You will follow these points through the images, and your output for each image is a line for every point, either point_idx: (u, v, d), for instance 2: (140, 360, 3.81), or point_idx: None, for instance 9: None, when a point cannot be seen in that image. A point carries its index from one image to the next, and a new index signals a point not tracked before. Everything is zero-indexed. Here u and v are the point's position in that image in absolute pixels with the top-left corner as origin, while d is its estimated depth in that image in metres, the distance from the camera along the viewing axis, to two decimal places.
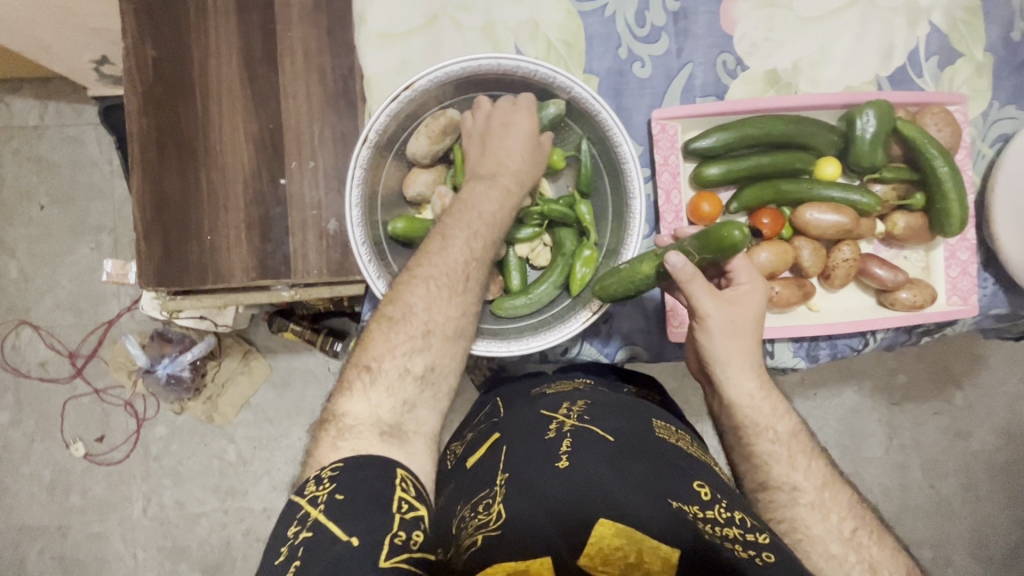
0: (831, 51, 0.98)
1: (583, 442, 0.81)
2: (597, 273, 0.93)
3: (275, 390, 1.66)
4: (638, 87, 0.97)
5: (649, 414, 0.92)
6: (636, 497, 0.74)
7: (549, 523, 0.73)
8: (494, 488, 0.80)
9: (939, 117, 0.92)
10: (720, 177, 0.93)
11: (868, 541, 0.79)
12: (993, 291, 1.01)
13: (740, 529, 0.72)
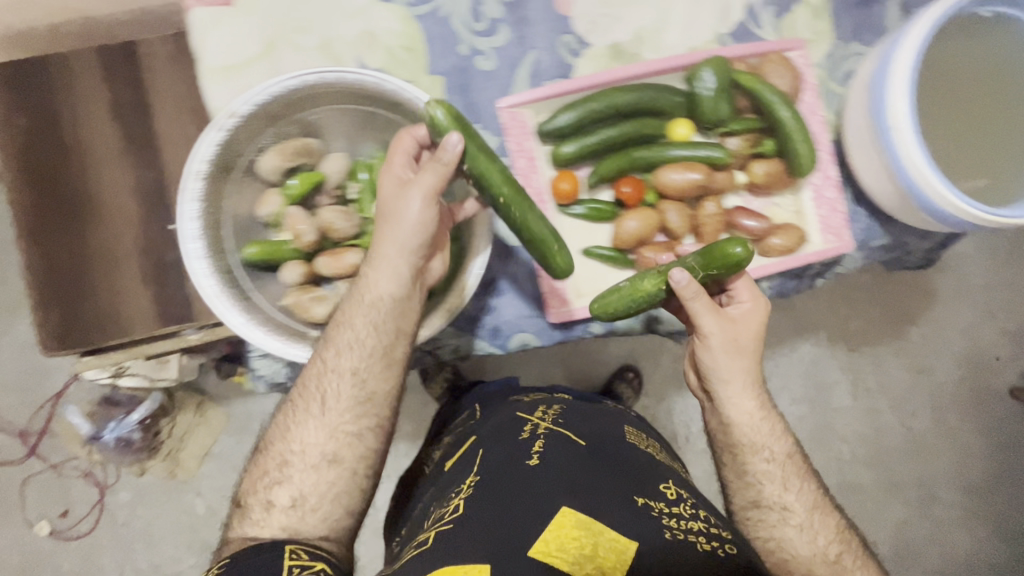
0: (670, 17, 1.02)
1: (556, 444, 0.92)
2: (460, 268, 0.97)
3: (235, 437, 1.64)
4: (484, 79, 1.00)
5: (624, 422, 1.05)
6: (606, 496, 0.83)
7: (517, 518, 0.80)
8: (466, 483, 0.88)
9: (779, 64, 0.95)
10: (577, 154, 0.95)
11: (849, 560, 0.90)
12: (868, 225, 1.03)
13: (703, 526, 0.83)
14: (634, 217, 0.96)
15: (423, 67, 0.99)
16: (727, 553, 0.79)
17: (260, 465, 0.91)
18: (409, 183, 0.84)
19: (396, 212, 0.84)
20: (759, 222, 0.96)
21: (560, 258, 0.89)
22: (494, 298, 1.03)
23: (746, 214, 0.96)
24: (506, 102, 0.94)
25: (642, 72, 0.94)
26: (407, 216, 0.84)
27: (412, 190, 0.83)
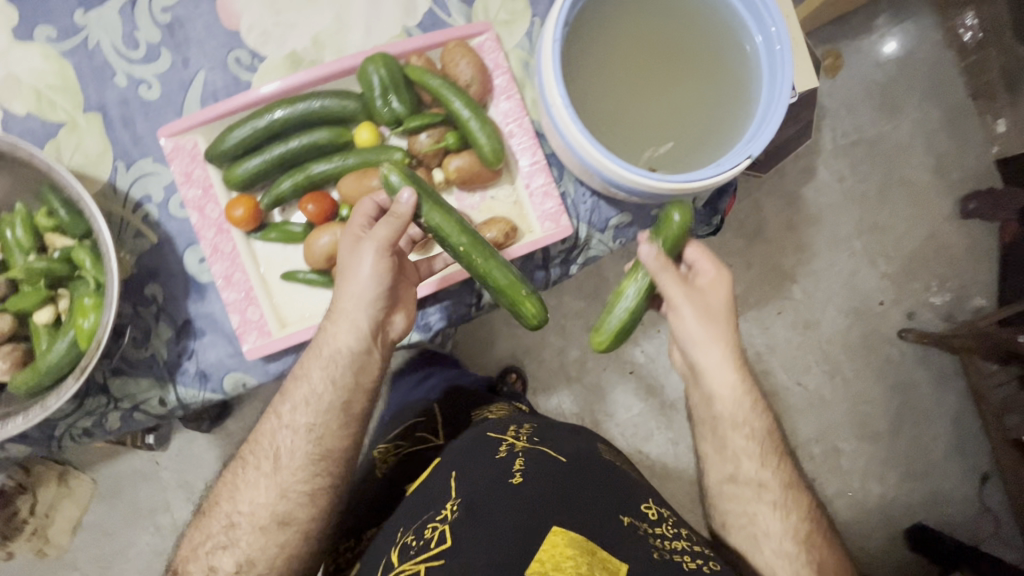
0: (352, 17, 0.73)
1: (537, 465, 0.75)
2: (55, 346, 0.61)
3: (104, 504, 1.33)
4: (144, 117, 0.70)
5: (593, 436, 0.87)
6: (590, 513, 0.68)
7: (524, 537, 0.64)
8: (444, 509, 0.71)
9: (462, 56, 0.70)
10: (255, 177, 0.69)
11: (817, 542, 0.75)
12: (593, 204, 0.76)
13: (685, 541, 0.70)
14: (330, 231, 0.69)
15: (78, 105, 0.69)
16: (713, 568, 0.65)
17: (203, 528, 0.73)
18: (363, 236, 0.66)
19: (348, 271, 0.67)
20: None
21: (530, 305, 0.68)
22: (192, 338, 0.70)
23: None
24: (166, 130, 0.67)
25: (314, 78, 0.69)
26: (358, 276, 0.66)
27: (367, 250, 0.65)
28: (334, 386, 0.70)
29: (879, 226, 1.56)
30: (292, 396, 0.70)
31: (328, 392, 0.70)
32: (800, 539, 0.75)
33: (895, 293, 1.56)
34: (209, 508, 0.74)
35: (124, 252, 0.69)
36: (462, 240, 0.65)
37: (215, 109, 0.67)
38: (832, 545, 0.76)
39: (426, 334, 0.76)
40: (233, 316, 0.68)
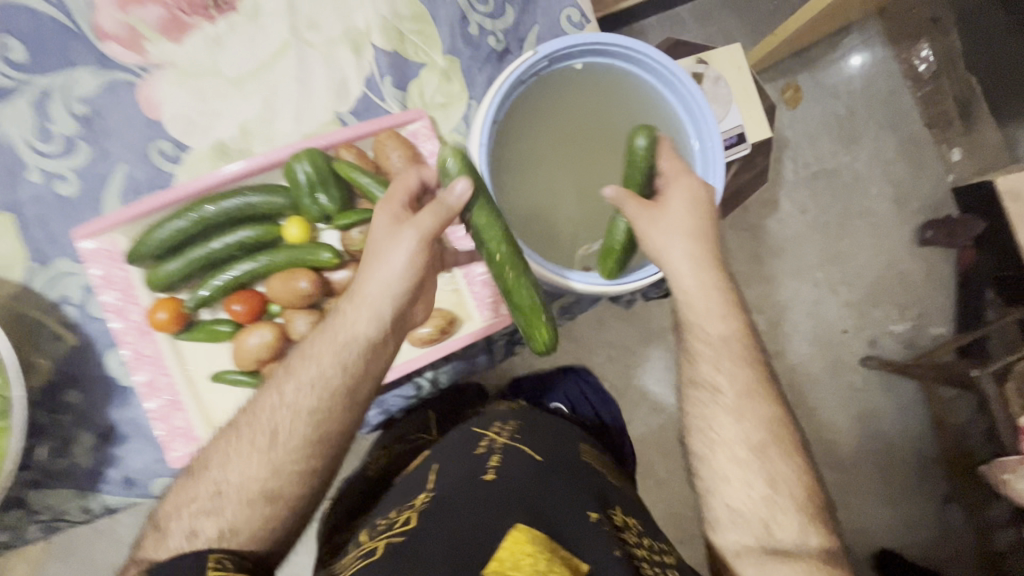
0: (281, 103, 0.71)
1: (514, 459, 0.62)
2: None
3: None
4: (61, 213, 0.67)
5: (574, 434, 0.71)
6: (557, 505, 0.56)
7: (487, 530, 0.52)
8: (415, 501, 0.58)
9: (395, 147, 0.68)
10: (176, 277, 0.65)
11: (776, 454, 0.60)
12: None
13: (650, 551, 0.56)
14: (261, 330, 0.66)
15: None
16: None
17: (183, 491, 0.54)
18: (405, 220, 0.58)
19: (378, 255, 0.57)
20: None
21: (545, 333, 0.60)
22: (116, 442, 0.67)
23: None
24: (82, 232, 0.64)
25: (242, 172, 0.66)
26: (390, 264, 0.57)
27: (407, 235, 0.56)
28: (348, 372, 0.56)
29: (837, 252, 1.27)
30: (295, 373, 0.55)
31: (338, 375, 0.56)
32: (755, 446, 0.60)
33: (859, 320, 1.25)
34: (198, 466, 0.56)
35: (41, 357, 0.65)
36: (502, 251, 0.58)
37: (138, 208, 0.64)
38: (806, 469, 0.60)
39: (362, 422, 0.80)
40: (157, 425, 0.66)
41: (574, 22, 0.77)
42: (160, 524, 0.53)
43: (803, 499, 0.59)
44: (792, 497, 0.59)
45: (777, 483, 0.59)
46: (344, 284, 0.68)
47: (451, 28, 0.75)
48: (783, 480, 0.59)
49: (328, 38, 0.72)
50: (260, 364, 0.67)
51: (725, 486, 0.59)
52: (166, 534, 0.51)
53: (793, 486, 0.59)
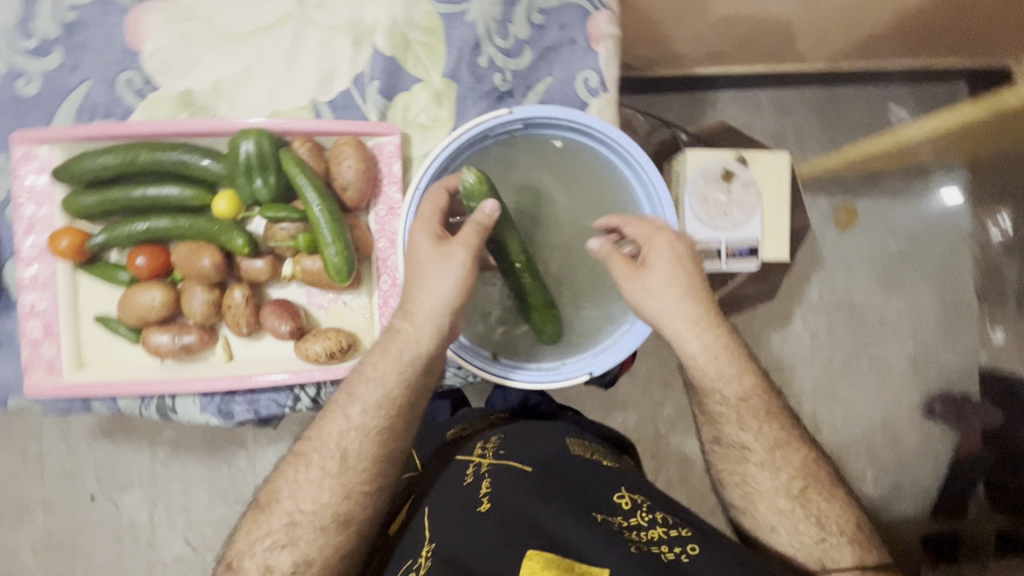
0: (265, 73, 0.69)
1: (503, 480, 0.58)
2: None
3: None
4: (14, 111, 0.66)
5: (560, 430, 0.68)
6: (557, 512, 0.53)
7: (499, 561, 0.50)
8: (419, 559, 0.54)
9: (350, 156, 0.65)
10: (95, 210, 0.64)
11: (817, 496, 0.58)
12: None
13: (663, 528, 0.52)
14: (154, 289, 0.65)
15: None
16: (695, 555, 0.49)
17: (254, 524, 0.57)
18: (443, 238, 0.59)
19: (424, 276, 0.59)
20: (289, 323, 0.66)
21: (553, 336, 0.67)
22: None
23: (280, 311, 0.66)
24: (19, 136, 0.63)
25: (191, 130, 0.64)
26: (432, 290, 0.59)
27: (457, 258, 0.58)
28: (403, 388, 0.60)
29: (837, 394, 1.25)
30: (358, 392, 0.59)
31: (402, 394, 0.60)
32: (795, 494, 0.58)
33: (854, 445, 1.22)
34: (265, 498, 0.59)
35: None
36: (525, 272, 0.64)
37: (78, 132, 0.63)
38: (846, 504, 0.58)
39: (225, 421, 0.69)
40: (24, 346, 0.64)
41: (590, 87, 0.72)
42: (235, 562, 0.56)
43: (850, 530, 0.56)
44: (845, 533, 0.56)
45: (825, 523, 0.56)
46: (253, 274, 0.66)
47: (459, 52, 0.70)
48: (830, 520, 0.57)
49: (331, 22, 0.69)
50: (144, 323, 0.66)
51: (769, 534, 0.57)
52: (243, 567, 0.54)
53: (839, 522, 0.57)
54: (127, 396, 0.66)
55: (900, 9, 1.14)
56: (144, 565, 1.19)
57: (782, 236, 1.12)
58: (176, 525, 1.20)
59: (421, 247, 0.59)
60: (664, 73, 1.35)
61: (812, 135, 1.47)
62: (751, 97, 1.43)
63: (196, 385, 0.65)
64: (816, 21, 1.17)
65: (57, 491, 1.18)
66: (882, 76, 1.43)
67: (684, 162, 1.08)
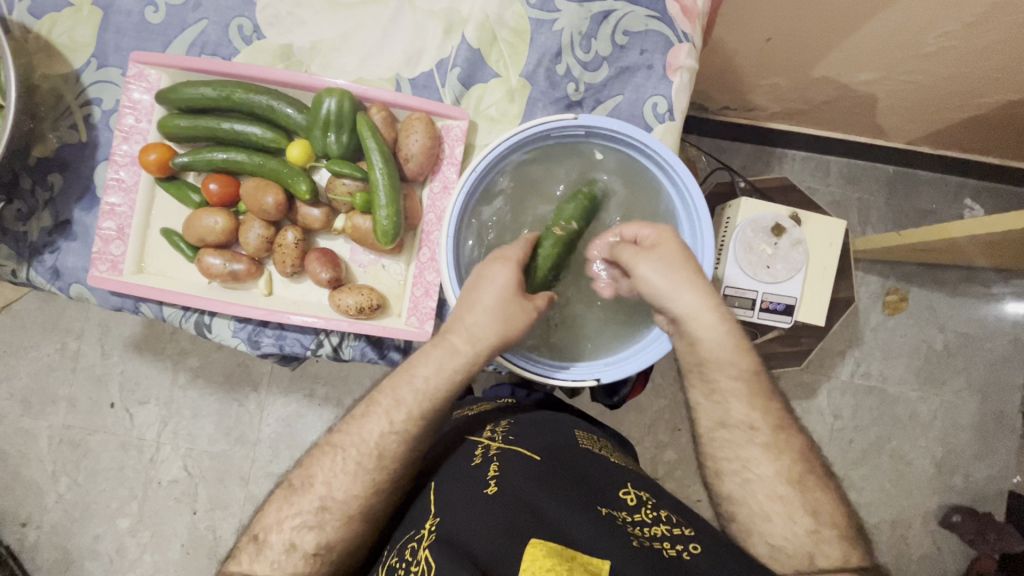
0: (359, 42, 0.74)
1: (512, 464, 0.61)
2: None
3: (7, 360, 1.26)
4: (136, 33, 0.73)
5: (569, 423, 0.71)
6: (562, 504, 0.56)
7: (503, 548, 0.52)
8: (423, 531, 0.57)
9: (419, 131, 0.69)
10: (185, 134, 0.71)
11: (814, 484, 0.60)
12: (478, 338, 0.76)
13: (666, 526, 0.55)
14: (218, 215, 0.71)
15: None
16: (697, 554, 0.52)
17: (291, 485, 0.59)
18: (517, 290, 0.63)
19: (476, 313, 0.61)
20: (329, 272, 0.70)
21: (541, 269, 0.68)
22: (64, 235, 0.73)
23: (323, 259, 0.70)
24: (136, 56, 0.70)
25: (283, 80, 0.70)
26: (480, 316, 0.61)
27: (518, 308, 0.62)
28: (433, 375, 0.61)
29: (850, 479, 1.37)
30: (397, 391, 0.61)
31: (441, 387, 0.61)
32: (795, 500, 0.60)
33: (877, 522, 1.36)
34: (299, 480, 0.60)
35: (52, 134, 0.73)
36: (547, 242, 0.68)
37: (187, 61, 0.69)
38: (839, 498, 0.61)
39: (252, 350, 0.74)
40: (96, 240, 0.70)
41: (658, 112, 0.74)
42: (259, 533, 0.57)
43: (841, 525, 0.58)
44: (837, 526, 0.58)
45: (820, 515, 0.58)
46: (308, 221, 0.72)
47: (540, 57, 0.74)
48: (825, 511, 0.59)
49: (430, 8, 0.74)
50: (203, 243, 0.72)
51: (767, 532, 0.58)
52: (267, 543, 0.56)
53: (833, 514, 0.59)
54: (173, 305, 0.71)
55: (988, 104, 1.13)
56: (143, 479, 1.26)
57: (820, 302, 1.10)
58: (179, 449, 1.27)
59: (489, 279, 0.62)
60: (736, 121, 1.36)
61: (876, 212, 1.45)
62: (822, 161, 1.44)
63: (229, 309, 0.69)
64: (901, 99, 1.17)
65: (83, 390, 1.27)
66: (957, 168, 1.42)
67: (738, 208, 1.09)
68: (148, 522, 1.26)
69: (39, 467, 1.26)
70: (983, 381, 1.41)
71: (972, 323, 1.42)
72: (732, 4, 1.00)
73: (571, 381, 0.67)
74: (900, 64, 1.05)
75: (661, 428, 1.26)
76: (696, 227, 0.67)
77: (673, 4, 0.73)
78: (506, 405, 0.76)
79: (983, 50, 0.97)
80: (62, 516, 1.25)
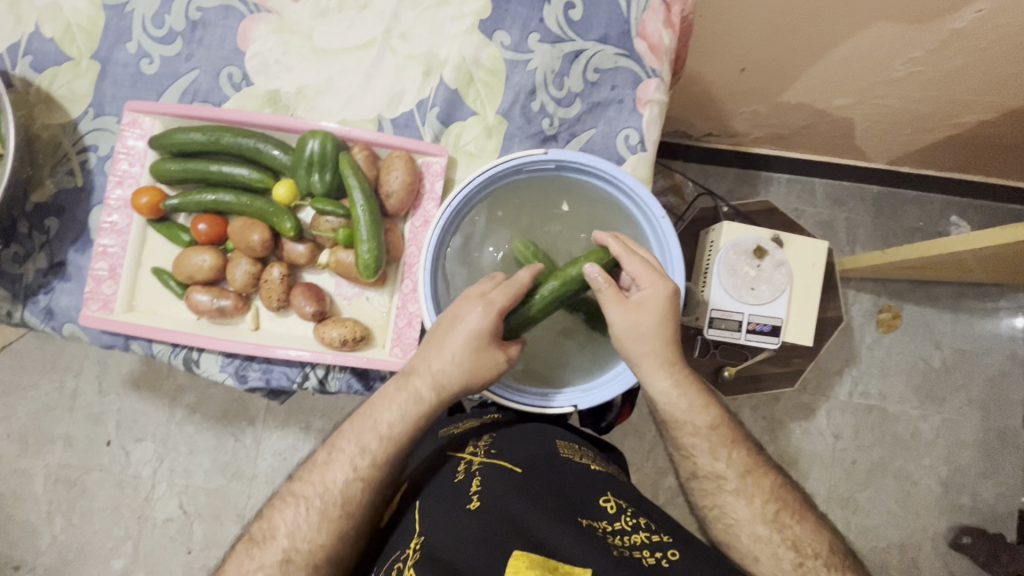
0: (343, 87, 0.78)
1: (494, 478, 0.62)
2: None
3: (8, 401, 1.27)
4: (132, 84, 0.77)
5: (552, 432, 0.72)
6: (542, 515, 0.57)
7: (487, 559, 0.52)
8: (407, 550, 0.57)
9: (399, 168, 0.72)
10: (174, 176, 0.74)
11: (791, 520, 0.62)
12: None
13: (645, 533, 0.56)
14: (206, 253, 0.73)
15: (91, 50, 0.77)
16: (675, 560, 0.53)
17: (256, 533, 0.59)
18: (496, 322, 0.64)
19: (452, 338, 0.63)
20: (313, 307, 0.72)
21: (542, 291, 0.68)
22: (58, 276, 0.75)
23: (308, 293, 0.72)
24: (131, 104, 0.74)
25: (268, 123, 0.73)
26: (452, 345, 0.63)
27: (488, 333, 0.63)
28: (401, 419, 0.63)
29: (855, 502, 1.35)
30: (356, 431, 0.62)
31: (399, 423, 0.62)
32: (771, 519, 0.62)
33: (885, 546, 1.33)
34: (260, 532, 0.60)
35: (51, 180, 0.76)
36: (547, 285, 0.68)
37: (177, 108, 0.73)
38: (820, 526, 0.62)
39: (240, 384, 0.75)
40: (88, 281, 0.72)
41: (630, 144, 0.77)
42: None
43: (826, 553, 0.60)
44: (820, 556, 0.59)
45: (802, 548, 0.60)
46: (294, 256, 0.74)
47: (516, 94, 0.77)
48: (806, 543, 0.60)
49: (409, 52, 0.78)
50: (192, 281, 0.74)
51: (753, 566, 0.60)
52: None
53: (815, 544, 0.60)
54: (162, 342, 0.73)
55: (961, 124, 1.16)
56: (137, 518, 1.25)
57: (807, 324, 1.11)
58: (175, 487, 1.26)
59: (462, 322, 0.63)
60: (720, 146, 1.40)
61: (863, 231, 1.47)
62: (807, 183, 1.46)
63: (215, 343, 0.71)
64: (876, 123, 1.21)
65: (79, 429, 1.27)
66: (942, 187, 1.44)
67: (721, 231, 1.11)
68: (142, 563, 1.25)
69: (34, 508, 1.25)
70: (985, 398, 1.40)
71: (968, 339, 1.42)
72: (706, 38, 1.04)
73: (545, 406, 0.69)
74: (871, 89, 1.09)
75: (658, 453, 1.27)
76: (659, 236, 0.69)
77: (641, 42, 0.77)
78: (489, 421, 0.75)
79: (948, 74, 1.01)
80: (57, 558, 1.24)
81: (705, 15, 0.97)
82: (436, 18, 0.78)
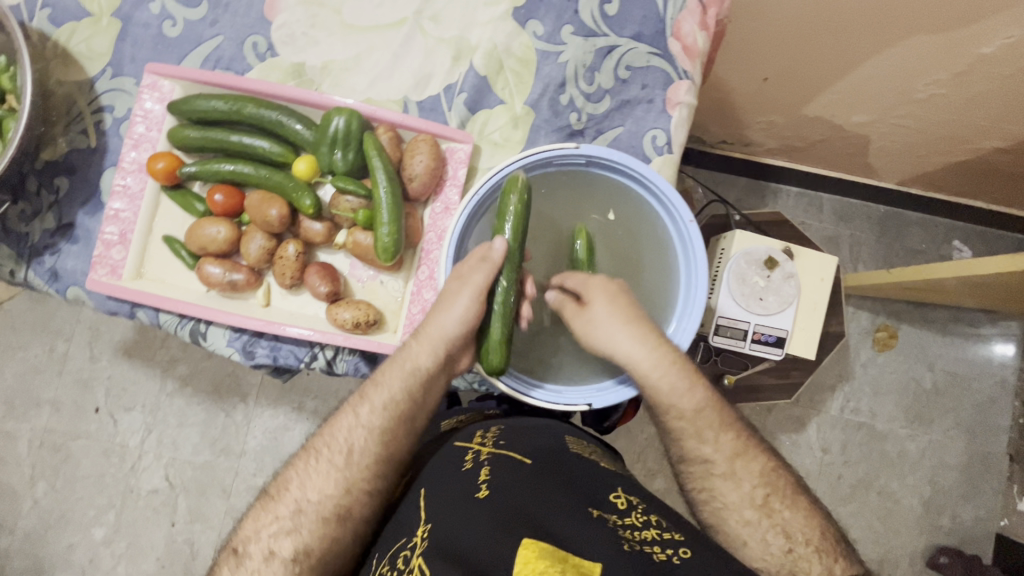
0: (369, 65, 0.76)
1: (504, 468, 0.62)
2: None
3: None
4: (154, 45, 0.75)
5: (559, 427, 0.72)
6: (554, 507, 0.56)
7: (499, 549, 0.51)
8: (414, 538, 0.56)
9: (425, 151, 0.71)
10: (192, 144, 0.73)
11: (780, 504, 0.61)
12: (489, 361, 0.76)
13: (656, 530, 0.56)
14: (221, 225, 0.72)
15: (112, 4, 0.75)
16: (686, 557, 0.52)
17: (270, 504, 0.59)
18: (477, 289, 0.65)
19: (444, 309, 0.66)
20: (328, 287, 0.71)
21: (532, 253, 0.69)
22: (65, 237, 0.73)
23: (323, 273, 0.71)
24: (151, 66, 0.72)
25: (294, 96, 0.72)
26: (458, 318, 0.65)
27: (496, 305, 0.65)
28: (411, 399, 0.64)
29: (839, 517, 1.36)
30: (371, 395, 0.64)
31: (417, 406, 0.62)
32: (760, 505, 0.62)
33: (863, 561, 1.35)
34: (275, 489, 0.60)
35: (63, 139, 0.74)
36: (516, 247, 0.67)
37: (201, 75, 0.71)
38: (811, 512, 0.62)
39: (246, 360, 0.73)
40: (98, 244, 0.70)
41: (656, 145, 0.76)
42: (239, 546, 0.57)
43: (816, 540, 0.60)
44: (810, 542, 0.59)
45: (791, 533, 0.60)
46: (310, 234, 0.73)
47: (545, 86, 0.76)
48: (796, 529, 0.60)
49: (440, 35, 0.76)
50: (204, 252, 0.73)
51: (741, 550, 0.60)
52: (245, 555, 0.56)
53: (805, 530, 0.60)
54: (170, 312, 0.71)
55: (975, 150, 1.17)
56: (122, 488, 1.24)
57: (812, 336, 1.11)
58: (162, 458, 1.25)
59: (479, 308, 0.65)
60: (734, 155, 1.40)
61: (867, 249, 1.48)
62: (815, 197, 1.47)
63: (223, 317, 0.70)
64: (892, 142, 1.21)
65: (68, 394, 1.25)
66: (946, 211, 1.45)
67: (732, 240, 1.10)
68: (125, 533, 1.23)
69: (16, 470, 1.23)
70: (971, 423, 1.42)
71: (960, 363, 1.43)
72: (733, 44, 1.03)
73: (551, 403, 0.69)
74: (891, 108, 1.09)
75: (650, 455, 1.27)
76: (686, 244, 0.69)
77: (674, 43, 0.76)
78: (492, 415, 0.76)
79: (971, 99, 1.01)
80: (35, 523, 1.22)
81: (736, 20, 0.96)
82: (469, 3, 0.76)
